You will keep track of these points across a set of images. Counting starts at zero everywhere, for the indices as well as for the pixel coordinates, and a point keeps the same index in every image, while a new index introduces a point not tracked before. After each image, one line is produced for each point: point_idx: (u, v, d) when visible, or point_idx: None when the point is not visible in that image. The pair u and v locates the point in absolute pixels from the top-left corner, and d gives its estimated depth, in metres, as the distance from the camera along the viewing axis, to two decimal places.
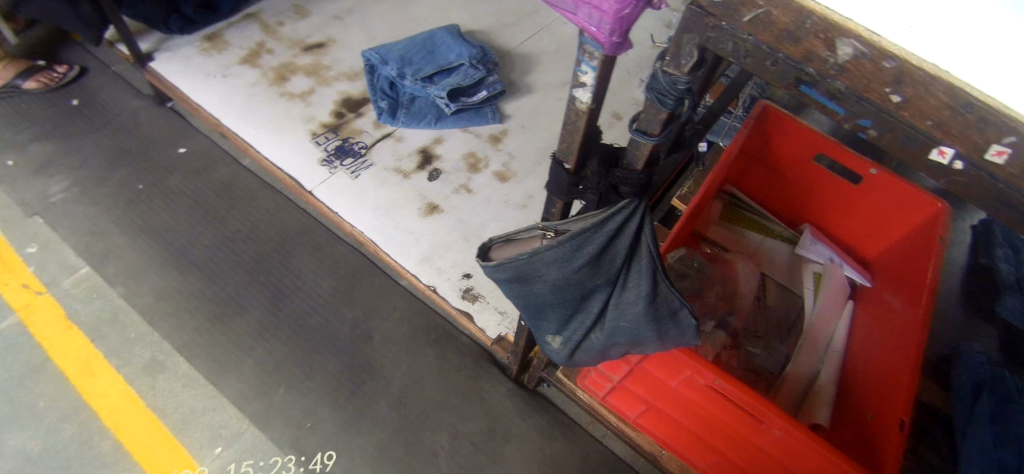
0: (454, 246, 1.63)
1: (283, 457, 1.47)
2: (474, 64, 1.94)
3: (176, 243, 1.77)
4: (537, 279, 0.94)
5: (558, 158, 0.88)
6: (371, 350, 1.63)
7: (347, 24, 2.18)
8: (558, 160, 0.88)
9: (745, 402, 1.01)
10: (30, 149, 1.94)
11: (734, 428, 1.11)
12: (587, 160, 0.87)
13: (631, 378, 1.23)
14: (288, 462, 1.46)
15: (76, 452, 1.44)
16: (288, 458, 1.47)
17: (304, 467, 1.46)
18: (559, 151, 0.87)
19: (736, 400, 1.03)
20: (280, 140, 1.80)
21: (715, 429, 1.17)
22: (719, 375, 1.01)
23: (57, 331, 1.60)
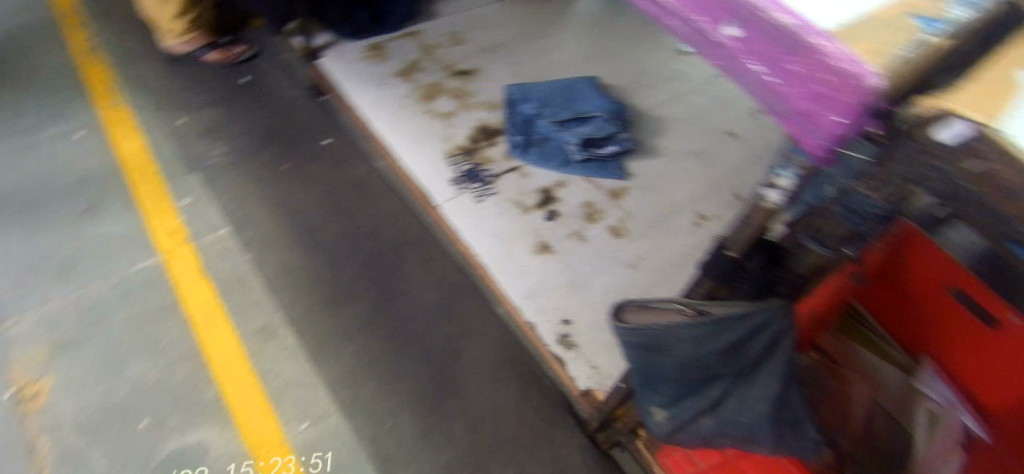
0: (558, 289, 1.68)
1: (283, 458, 1.50)
2: (609, 119, 2.02)
3: (305, 224, 1.92)
4: (668, 352, 0.96)
5: (721, 243, 0.87)
6: (459, 368, 1.69)
7: (497, 56, 2.31)
8: (723, 246, 0.86)
9: None
10: (202, 113, 2.19)
11: None
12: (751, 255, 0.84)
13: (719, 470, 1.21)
14: (287, 464, 1.50)
15: (182, 393, 1.57)
16: (288, 460, 1.50)
17: (304, 466, 1.50)
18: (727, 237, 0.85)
19: None
20: (420, 153, 1.95)
21: None
22: None
23: (191, 279, 1.77)
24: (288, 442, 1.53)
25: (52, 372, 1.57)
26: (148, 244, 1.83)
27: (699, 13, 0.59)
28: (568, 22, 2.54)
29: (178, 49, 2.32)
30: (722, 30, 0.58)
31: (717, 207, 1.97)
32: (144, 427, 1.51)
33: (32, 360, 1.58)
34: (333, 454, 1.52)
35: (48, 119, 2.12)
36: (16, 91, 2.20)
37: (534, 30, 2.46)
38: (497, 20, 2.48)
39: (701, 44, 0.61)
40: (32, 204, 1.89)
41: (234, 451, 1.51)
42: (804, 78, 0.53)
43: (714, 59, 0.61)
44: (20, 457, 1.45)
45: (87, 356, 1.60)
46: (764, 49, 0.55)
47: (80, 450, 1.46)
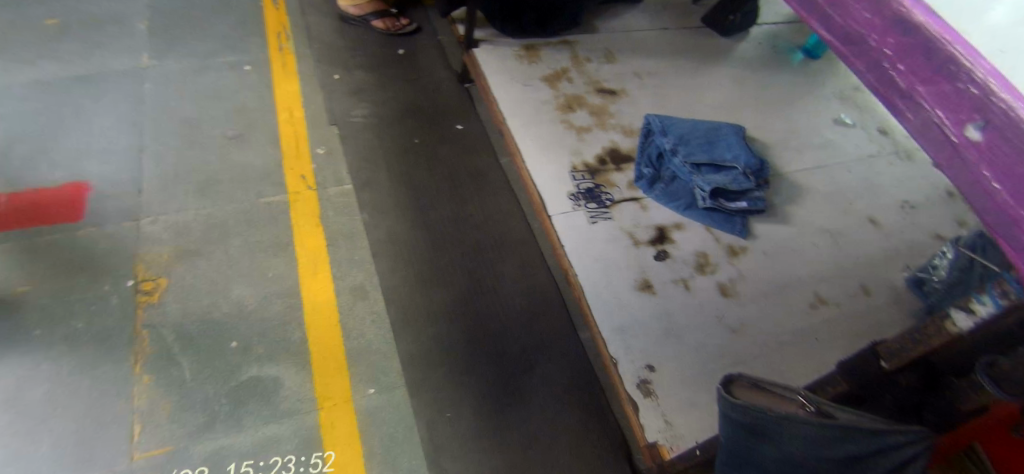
0: (650, 332, 1.61)
1: (283, 457, 1.47)
2: (747, 173, 1.90)
3: (420, 201, 1.99)
4: (773, 441, 0.88)
5: None
6: (528, 380, 1.67)
7: (644, 83, 2.27)
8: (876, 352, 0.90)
9: None
10: (355, 74, 2.32)
11: None
12: None
13: None
14: (288, 462, 1.47)
15: (273, 325, 1.66)
16: (289, 459, 1.47)
17: (303, 467, 1.47)
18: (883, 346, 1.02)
19: None
20: (546, 160, 1.93)
21: None
22: None
23: (307, 223, 1.88)
24: (353, 402, 1.57)
25: (170, 274, 1.71)
26: (278, 181, 1.96)
27: (942, 111, 0.66)
28: (725, 65, 2.45)
29: (348, 10, 2.46)
30: (963, 130, 0.64)
31: (840, 295, 1.81)
32: (232, 348, 1.61)
33: (158, 259, 1.74)
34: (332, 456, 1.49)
35: (226, 47, 2.34)
36: (206, 17, 2.44)
37: (687, 65, 2.39)
38: (652, 47, 2.43)
39: (932, 138, 0.68)
40: (193, 119, 2.08)
41: (303, 395, 1.56)
42: (1015, 196, 0.61)
43: (940, 154, 0.68)
44: (126, 342, 1.59)
45: (203, 268, 1.74)
46: (993, 158, 0.62)
47: (175, 351, 1.59)
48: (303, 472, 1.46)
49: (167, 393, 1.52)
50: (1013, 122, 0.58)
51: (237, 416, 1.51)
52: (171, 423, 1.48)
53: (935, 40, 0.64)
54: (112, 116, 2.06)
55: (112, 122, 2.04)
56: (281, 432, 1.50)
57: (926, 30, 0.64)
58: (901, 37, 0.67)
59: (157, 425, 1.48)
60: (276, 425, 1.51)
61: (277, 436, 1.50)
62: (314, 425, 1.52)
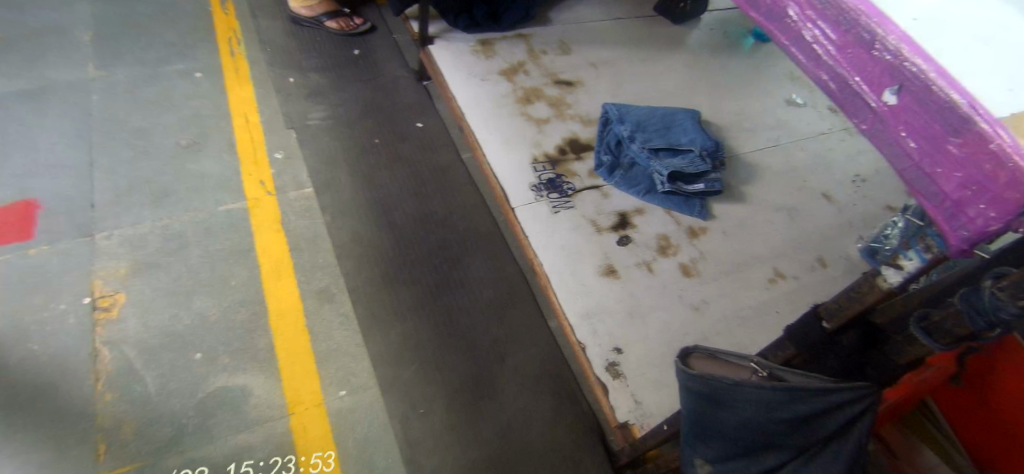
0: (616, 316, 1.64)
1: (282, 458, 1.48)
2: (703, 155, 1.95)
3: (383, 200, 1.99)
4: (729, 409, 0.92)
5: (817, 310, 0.86)
6: (500, 371, 1.69)
7: (600, 73, 2.30)
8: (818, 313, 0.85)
9: None
10: (310, 76, 2.30)
11: None
12: (850, 330, 0.83)
13: None
14: (287, 463, 1.48)
15: (239, 333, 1.64)
16: (288, 459, 1.48)
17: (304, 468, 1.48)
18: (823, 306, 0.85)
19: None
20: (506, 152, 1.94)
21: None
22: None
23: (268, 229, 1.85)
24: (325, 406, 1.56)
25: (128, 289, 1.67)
26: (237, 188, 1.93)
27: (860, 78, 0.69)
28: (678, 52, 2.50)
29: (301, 12, 2.43)
30: (880, 96, 0.67)
31: (798, 268, 1.87)
32: (197, 360, 1.58)
33: (114, 274, 1.70)
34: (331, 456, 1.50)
35: (175, 55, 2.28)
36: (152, 24, 2.37)
37: (641, 53, 2.44)
38: (607, 37, 2.47)
39: (851, 105, 0.71)
40: (144, 130, 2.03)
41: (273, 402, 1.55)
42: (928, 157, 0.64)
43: (859, 120, 0.71)
44: (85, 361, 1.55)
45: (162, 281, 1.70)
46: (909, 119, 0.65)
47: (137, 366, 1.55)
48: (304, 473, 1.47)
49: (132, 409, 1.49)
50: (926, 85, 0.62)
51: (206, 428, 1.49)
52: (138, 440, 1.45)
53: (854, 9, 0.66)
54: (58, 131, 1.99)
55: (59, 136, 1.98)
56: (252, 441, 1.48)
57: (845, 1, 0.67)
58: (821, 9, 0.70)
59: (123, 442, 1.45)
60: (247, 434, 1.49)
61: (249, 445, 1.48)
62: (286, 431, 1.51)
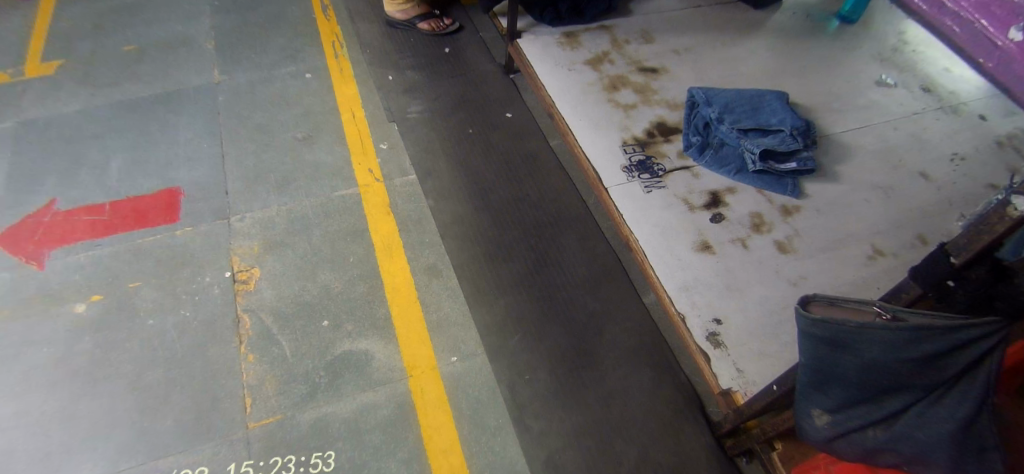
0: (714, 288, 1.69)
1: (283, 458, 1.54)
2: (794, 134, 1.97)
3: (480, 185, 2.11)
4: (851, 352, 0.97)
5: (945, 248, 0.87)
6: (599, 342, 1.77)
7: (683, 59, 2.34)
8: (946, 251, 0.87)
9: None
10: (406, 74, 2.46)
11: None
12: (978, 264, 0.85)
13: None
14: (288, 462, 1.53)
15: (360, 304, 1.81)
16: (289, 459, 1.53)
17: (303, 467, 1.52)
18: (952, 242, 0.86)
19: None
20: (597, 136, 2.02)
21: None
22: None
23: (379, 212, 2.02)
24: (439, 369, 1.70)
25: (262, 264, 1.88)
26: (348, 176, 2.11)
27: (986, 21, 0.80)
28: (760, 36, 2.50)
29: (394, 16, 2.60)
30: (1007, 35, 0.78)
31: (897, 246, 1.85)
32: (325, 326, 1.76)
33: (249, 251, 1.90)
34: (333, 457, 1.54)
35: (287, 59, 2.51)
36: (265, 32, 2.62)
37: (723, 40, 2.46)
38: (688, 25, 2.51)
39: (977, 45, 0.81)
40: (265, 125, 2.25)
41: (392, 365, 1.70)
42: None
43: (985, 58, 0.81)
44: (230, 326, 1.75)
45: (290, 257, 1.90)
46: None
47: (275, 331, 1.75)
48: (304, 471, 1.52)
49: (271, 368, 1.68)
50: None
51: (336, 386, 1.65)
52: (278, 395, 1.63)
53: None
54: (192, 128, 2.24)
55: (193, 132, 2.23)
56: (377, 399, 1.64)
57: None
58: None
59: (265, 396, 1.63)
60: (372, 392, 1.65)
61: (374, 402, 1.63)
62: (406, 391, 1.65)
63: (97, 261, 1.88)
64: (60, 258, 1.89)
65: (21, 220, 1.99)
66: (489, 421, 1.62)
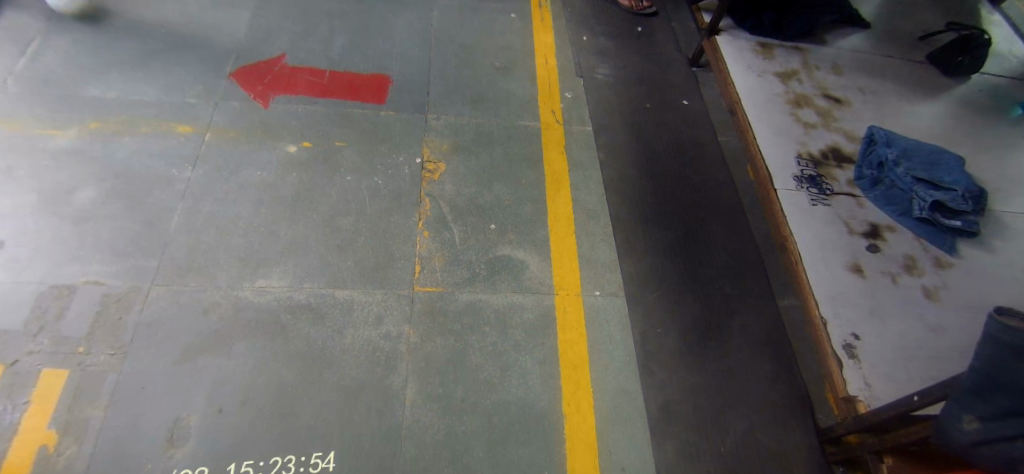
0: (858, 307, 1.75)
1: (283, 459, 1.49)
2: (966, 197, 1.96)
3: (648, 155, 2.26)
4: None
5: None
6: (730, 322, 1.88)
7: (867, 99, 2.40)
8: None
9: None
10: (599, 39, 2.63)
11: None
12: None
13: None
14: (287, 463, 1.48)
15: (524, 221, 1.99)
16: (289, 460, 1.49)
17: (303, 468, 1.48)
18: None
19: None
20: (774, 142, 2.13)
21: None
22: None
23: (554, 150, 2.20)
24: (582, 297, 1.86)
25: (447, 162, 2.09)
26: (533, 111, 2.30)
27: None
28: (946, 102, 2.52)
29: None
30: None
31: None
32: (492, 229, 1.95)
33: (439, 147, 2.12)
34: (334, 455, 1.51)
35: None
36: None
37: (909, 93, 2.50)
38: (878, 71, 2.56)
39: None
40: (470, 46, 2.47)
41: (543, 279, 1.87)
42: None
43: None
44: (413, 203, 1.97)
45: (472, 163, 2.10)
46: None
47: (449, 219, 1.95)
48: (303, 472, 1.48)
49: (442, 249, 1.88)
50: None
51: (493, 280, 1.84)
52: (444, 272, 1.84)
53: None
54: (409, 30, 2.48)
55: (408, 34, 2.47)
56: (526, 302, 1.82)
57: None
58: None
59: (433, 269, 1.84)
60: (522, 295, 1.83)
61: (523, 303, 1.81)
62: (551, 304, 1.82)
63: (312, 115, 2.13)
64: (283, 103, 2.15)
65: (255, 63, 2.26)
66: (617, 354, 1.77)
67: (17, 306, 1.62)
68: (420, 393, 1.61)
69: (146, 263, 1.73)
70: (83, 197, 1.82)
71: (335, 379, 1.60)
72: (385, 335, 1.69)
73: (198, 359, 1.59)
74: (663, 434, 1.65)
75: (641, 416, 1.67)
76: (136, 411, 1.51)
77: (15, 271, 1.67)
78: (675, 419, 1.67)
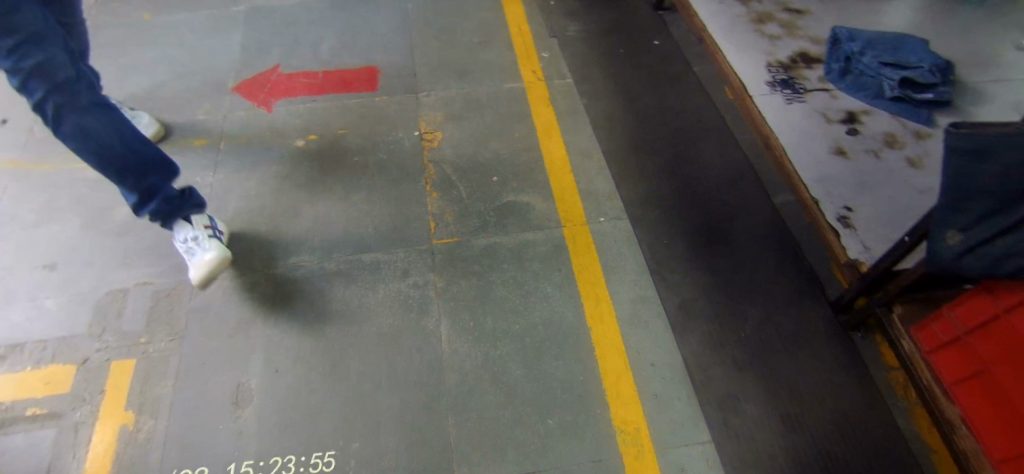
0: (847, 184, 1.85)
1: (283, 458, 1.53)
2: (933, 71, 2.08)
3: (628, 94, 2.39)
4: (991, 161, 1.20)
5: None
6: (731, 225, 1.99)
7: (828, 6, 2.51)
8: None
9: None
10: (567, 2, 2.78)
11: None
12: None
13: (979, 333, 1.37)
14: (288, 462, 1.53)
15: (523, 169, 2.13)
16: (289, 459, 1.53)
17: (303, 467, 1.52)
18: None
19: None
20: (744, 57, 2.25)
21: None
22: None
23: (541, 104, 2.34)
24: (589, 225, 1.98)
25: (444, 130, 2.24)
26: (515, 74, 2.45)
27: None
28: None
29: None
30: None
31: None
32: (495, 181, 2.09)
33: (433, 119, 2.27)
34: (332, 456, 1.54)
35: None
36: None
37: None
38: None
39: None
40: (447, 29, 2.63)
41: (550, 216, 2.00)
42: None
43: None
44: (418, 171, 2.12)
45: (467, 128, 2.25)
46: None
47: (454, 179, 2.09)
48: (303, 471, 1.51)
49: (452, 205, 2.02)
50: None
51: (503, 224, 1.97)
52: (457, 224, 1.97)
53: None
54: (389, 24, 2.66)
55: (389, 28, 2.64)
56: (537, 238, 1.94)
57: None
58: None
59: (446, 223, 1.98)
60: (533, 233, 1.96)
61: (534, 239, 1.94)
62: (561, 236, 1.95)
63: (313, 111, 2.30)
64: (284, 106, 2.32)
65: (254, 77, 2.44)
66: (631, 268, 1.88)
67: (80, 313, 1.77)
68: (453, 329, 1.74)
69: (187, 260, 1.89)
70: (121, 213, 2.00)
71: (374, 329, 1.74)
72: (413, 285, 1.83)
73: (248, 333, 1.74)
74: (685, 330, 1.75)
75: (662, 318, 1.77)
76: (199, 385, 1.64)
77: (70, 286, 1.82)
78: (694, 315, 1.78)
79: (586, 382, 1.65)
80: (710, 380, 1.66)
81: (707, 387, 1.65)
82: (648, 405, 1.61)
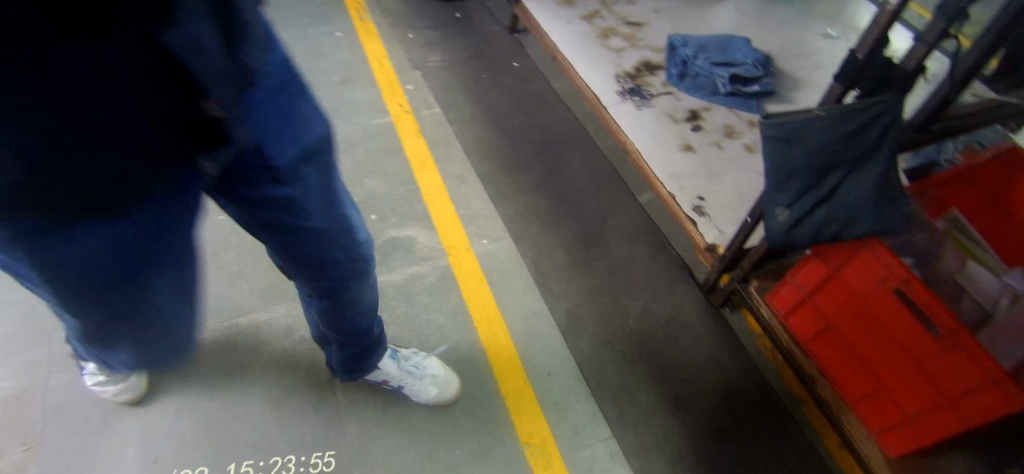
0: (698, 177, 2.02)
1: (284, 458, 1.55)
2: (756, 65, 2.34)
3: (495, 116, 2.46)
4: (800, 143, 1.30)
5: (853, 50, 1.26)
6: (604, 228, 2.10)
7: (662, 16, 2.74)
8: (854, 50, 1.25)
9: (896, 321, 1.37)
10: (424, 33, 2.83)
11: (894, 335, 1.39)
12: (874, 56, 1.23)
13: (819, 292, 1.56)
14: (288, 462, 1.54)
15: (401, 203, 2.12)
16: (289, 459, 1.55)
17: (304, 466, 1.54)
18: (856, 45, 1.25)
19: (886, 318, 1.39)
20: (595, 69, 2.39)
21: (871, 344, 1.46)
22: (862, 286, 1.43)
23: (410, 136, 2.35)
24: (472, 249, 2.01)
25: None
26: (382, 110, 2.44)
27: None
28: None
29: None
30: None
31: None
32: (373, 219, 2.06)
33: None
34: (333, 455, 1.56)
35: (319, 21, 2.86)
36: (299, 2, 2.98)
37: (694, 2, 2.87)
38: None
39: None
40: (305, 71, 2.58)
41: (433, 246, 2.01)
42: None
43: None
44: None
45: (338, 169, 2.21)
46: None
47: None
48: (304, 470, 1.53)
49: None
50: None
51: (387, 261, 1.95)
52: None
53: None
54: None
55: None
56: (423, 270, 1.94)
57: None
58: None
59: None
60: (418, 266, 1.95)
61: (420, 271, 1.94)
62: (447, 264, 1.96)
63: None
64: None
65: None
66: (518, 285, 1.93)
67: None
68: None
69: (34, 358, 1.68)
70: None
71: (263, 393, 1.65)
72: (300, 341, 1.76)
73: (120, 424, 1.58)
74: (575, 335, 1.82)
75: (553, 328, 1.83)
76: None
77: None
78: (582, 320, 1.85)
79: (489, 405, 1.66)
80: (605, 378, 1.73)
81: (603, 386, 1.72)
82: (550, 415, 1.66)
